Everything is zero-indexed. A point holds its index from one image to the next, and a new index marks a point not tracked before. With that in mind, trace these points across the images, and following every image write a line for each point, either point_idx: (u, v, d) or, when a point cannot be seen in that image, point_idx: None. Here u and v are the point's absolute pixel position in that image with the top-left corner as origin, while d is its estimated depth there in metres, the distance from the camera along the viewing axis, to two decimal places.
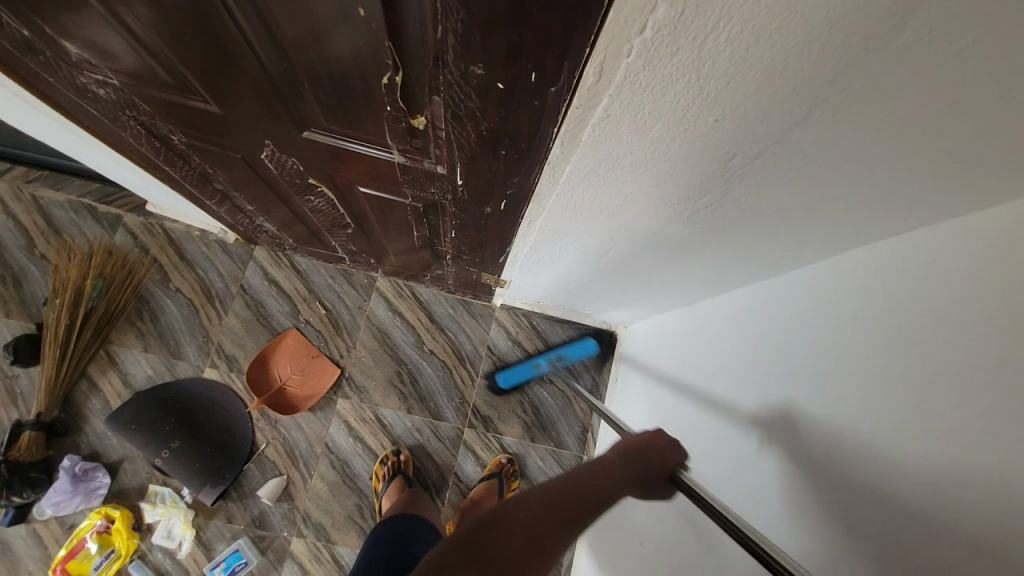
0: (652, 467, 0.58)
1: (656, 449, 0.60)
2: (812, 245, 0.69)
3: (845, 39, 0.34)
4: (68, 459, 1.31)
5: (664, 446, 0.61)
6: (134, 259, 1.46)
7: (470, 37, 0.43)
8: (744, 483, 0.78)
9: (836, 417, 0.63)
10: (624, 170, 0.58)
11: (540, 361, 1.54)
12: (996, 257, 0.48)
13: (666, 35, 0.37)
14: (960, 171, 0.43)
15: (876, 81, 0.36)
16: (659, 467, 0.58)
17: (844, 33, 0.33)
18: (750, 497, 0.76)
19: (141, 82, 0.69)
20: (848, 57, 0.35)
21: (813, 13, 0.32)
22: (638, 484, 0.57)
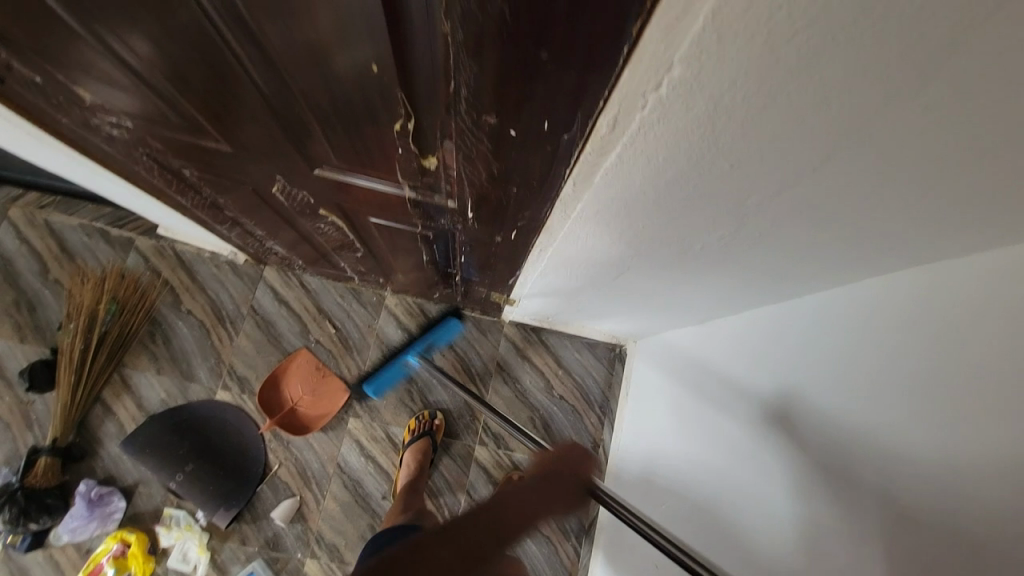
0: (575, 482, 0.74)
1: (576, 462, 0.75)
2: (830, 272, 0.68)
3: (869, 94, 0.33)
4: (83, 483, 1.33)
5: (581, 456, 0.77)
6: (145, 282, 1.47)
7: (481, 92, 0.43)
8: (768, 510, 0.78)
9: (866, 440, 0.65)
10: (637, 209, 0.58)
11: (409, 358, 1.49)
12: (998, 277, 0.54)
13: (682, 91, 0.37)
14: (992, 197, 0.42)
15: (902, 129, 0.35)
16: (582, 477, 0.75)
17: (868, 90, 0.33)
18: (771, 523, 0.77)
19: (154, 125, 0.70)
20: (872, 111, 0.34)
21: (836, 73, 0.32)
22: (563, 500, 0.72)
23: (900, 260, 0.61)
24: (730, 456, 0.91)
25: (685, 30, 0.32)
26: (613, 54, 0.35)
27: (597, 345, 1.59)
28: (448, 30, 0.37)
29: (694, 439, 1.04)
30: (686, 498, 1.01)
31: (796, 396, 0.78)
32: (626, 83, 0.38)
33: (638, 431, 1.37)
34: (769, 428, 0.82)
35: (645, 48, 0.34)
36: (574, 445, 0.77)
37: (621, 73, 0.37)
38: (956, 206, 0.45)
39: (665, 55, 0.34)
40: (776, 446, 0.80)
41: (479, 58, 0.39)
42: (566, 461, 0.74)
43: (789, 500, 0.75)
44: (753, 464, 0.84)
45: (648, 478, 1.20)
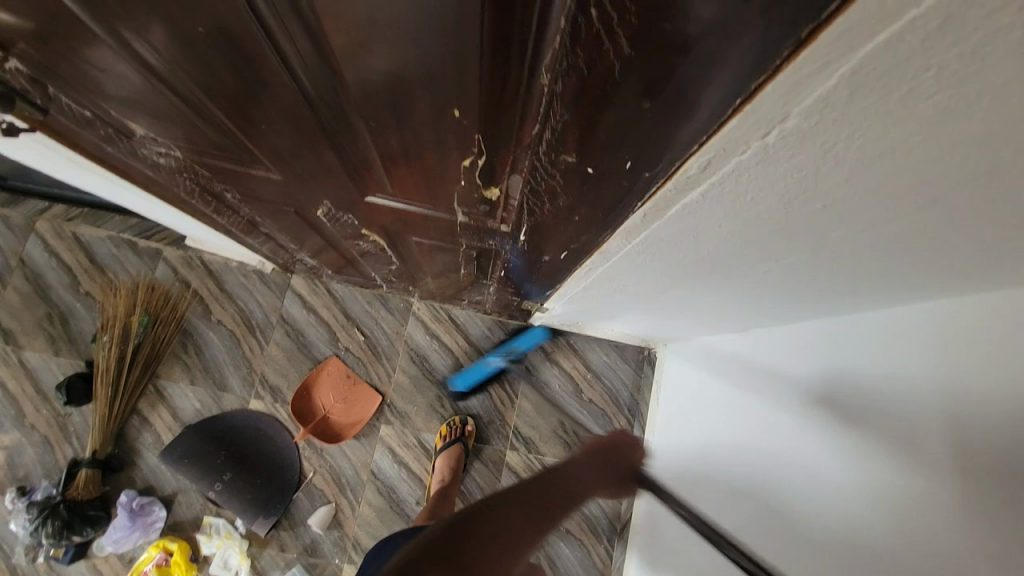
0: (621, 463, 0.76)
1: (624, 448, 0.78)
2: (899, 292, 0.66)
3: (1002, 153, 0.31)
4: (125, 494, 1.36)
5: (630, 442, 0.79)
6: (175, 293, 1.47)
7: (566, 135, 0.42)
8: (840, 524, 0.77)
9: (921, 430, 0.68)
10: (707, 239, 0.56)
11: (492, 358, 1.52)
12: None
13: (791, 142, 0.35)
14: None
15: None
16: (627, 461, 0.77)
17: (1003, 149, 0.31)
18: (840, 527, 0.77)
19: (201, 153, 0.67)
20: (1000, 166, 0.32)
21: (974, 135, 0.30)
22: (609, 480, 0.75)
23: (977, 282, 0.59)
24: (789, 466, 0.90)
25: (813, 88, 0.30)
26: (723, 102, 0.34)
27: (626, 348, 1.58)
28: (545, 82, 0.36)
29: (741, 445, 1.04)
30: (743, 505, 0.99)
31: (846, 403, 0.81)
32: (729, 131, 0.36)
33: (672, 435, 1.37)
34: (833, 436, 0.83)
35: (761, 102, 0.32)
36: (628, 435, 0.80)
37: (727, 121, 0.35)
38: None
39: (782, 110, 0.32)
40: (834, 451, 0.81)
41: (573, 107, 0.38)
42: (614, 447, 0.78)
43: (855, 501, 0.76)
44: (811, 467, 0.85)
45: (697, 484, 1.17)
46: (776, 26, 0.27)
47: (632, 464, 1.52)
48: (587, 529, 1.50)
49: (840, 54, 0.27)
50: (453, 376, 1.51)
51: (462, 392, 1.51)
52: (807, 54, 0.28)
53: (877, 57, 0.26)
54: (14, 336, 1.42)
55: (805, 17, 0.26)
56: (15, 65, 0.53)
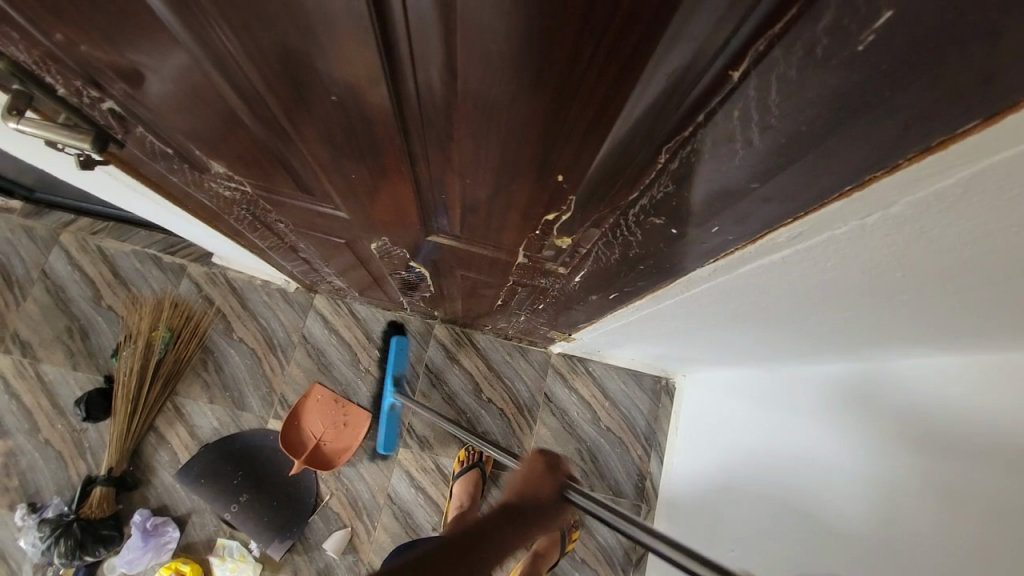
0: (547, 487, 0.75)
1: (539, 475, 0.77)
2: (941, 348, 0.67)
3: None
4: (139, 514, 1.35)
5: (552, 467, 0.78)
6: (198, 310, 1.47)
7: (664, 203, 0.45)
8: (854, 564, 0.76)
9: (968, 446, 0.66)
10: (767, 293, 0.58)
11: (390, 400, 1.46)
12: None
13: (890, 225, 0.37)
14: None
15: None
16: (549, 488, 0.75)
17: None
18: (863, 531, 0.76)
19: (271, 191, 0.70)
20: None
21: None
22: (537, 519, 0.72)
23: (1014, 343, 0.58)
24: (804, 496, 0.89)
25: (927, 185, 0.32)
26: (833, 187, 0.36)
27: (644, 376, 1.59)
28: (663, 160, 0.38)
29: (765, 461, 1.03)
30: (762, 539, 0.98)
31: (863, 434, 0.82)
32: (831, 210, 0.38)
33: (691, 467, 1.37)
34: (849, 472, 0.82)
35: (872, 190, 0.34)
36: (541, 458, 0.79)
37: (831, 202, 0.37)
38: None
39: (890, 199, 0.34)
40: (845, 483, 0.82)
41: (682, 181, 0.41)
42: (531, 476, 0.77)
43: (879, 507, 0.75)
44: (834, 479, 0.84)
45: (717, 504, 1.16)
46: (907, 137, 0.29)
47: (647, 494, 1.51)
48: (601, 559, 1.49)
49: (958, 165, 0.29)
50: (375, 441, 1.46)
51: (388, 452, 1.46)
52: (931, 157, 0.29)
53: (994, 169, 0.28)
54: (33, 349, 1.41)
55: (937, 132, 0.28)
56: (110, 106, 0.55)
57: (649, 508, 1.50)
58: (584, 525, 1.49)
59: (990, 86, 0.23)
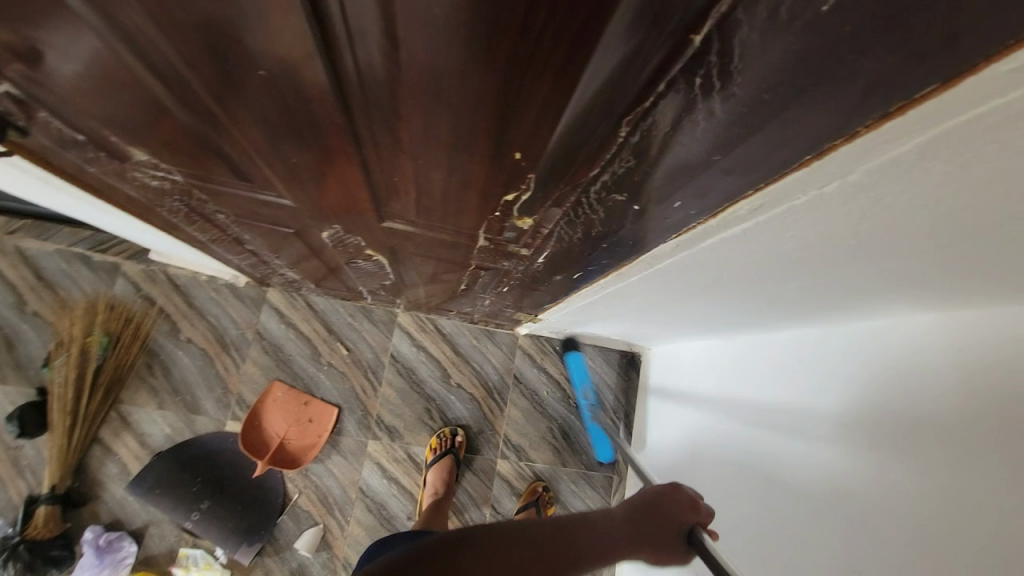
0: (670, 524, 0.65)
1: (675, 504, 0.67)
2: (894, 310, 0.70)
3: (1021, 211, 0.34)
4: (90, 531, 1.27)
5: (686, 505, 0.67)
6: (138, 311, 1.37)
7: (626, 178, 0.43)
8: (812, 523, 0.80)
9: (917, 401, 0.68)
10: (728, 265, 0.59)
11: (591, 408, 1.53)
12: None
13: (848, 193, 0.37)
14: None
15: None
16: (677, 520, 0.65)
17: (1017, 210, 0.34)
18: (833, 486, 0.78)
19: (204, 180, 0.64)
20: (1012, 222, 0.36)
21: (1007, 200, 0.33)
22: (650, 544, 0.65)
23: (969, 299, 0.59)
24: (773, 460, 0.93)
25: (883, 152, 0.32)
26: (793, 156, 0.35)
27: (611, 351, 1.61)
28: (623, 134, 0.37)
29: (737, 427, 1.05)
30: (736, 504, 1.01)
31: (817, 395, 0.86)
32: (791, 180, 0.38)
33: (660, 437, 1.40)
34: (807, 436, 0.85)
35: (831, 158, 0.34)
36: (681, 494, 0.68)
37: (791, 171, 0.37)
38: None
39: (848, 166, 0.34)
40: (806, 447, 0.85)
41: (642, 155, 0.39)
42: (661, 504, 0.67)
43: (844, 462, 0.77)
44: (802, 440, 0.86)
45: (691, 470, 1.19)
46: (869, 101, 0.28)
47: (619, 466, 1.55)
48: None
49: (917, 129, 0.29)
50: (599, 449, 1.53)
51: (603, 460, 1.53)
52: (889, 125, 0.29)
53: (949, 135, 0.28)
54: None
55: (896, 96, 0.27)
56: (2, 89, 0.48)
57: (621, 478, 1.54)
58: (559, 501, 1.51)
59: (951, 48, 0.22)
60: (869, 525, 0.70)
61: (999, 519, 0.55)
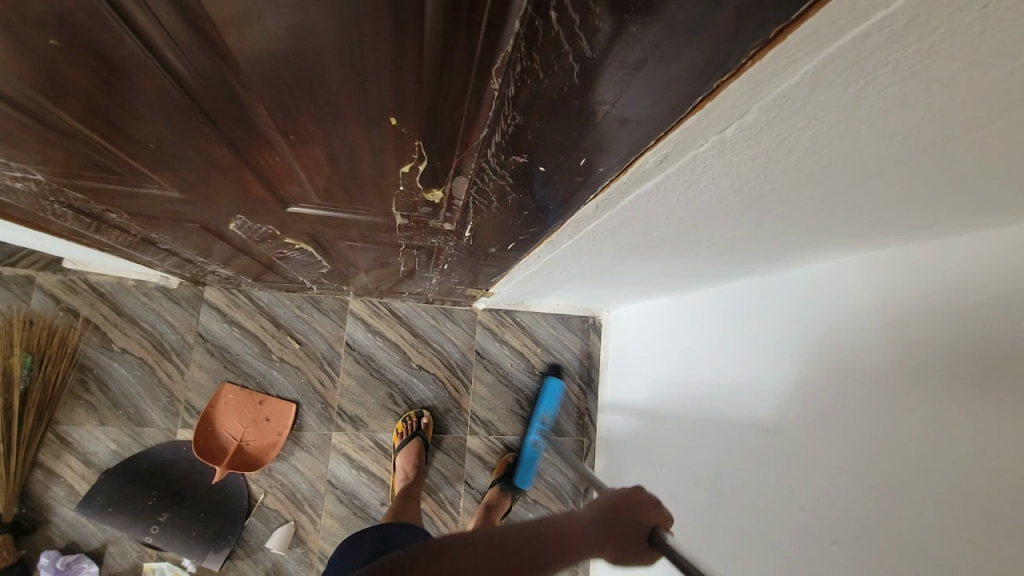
0: (632, 523, 0.58)
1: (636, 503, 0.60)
2: (836, 252, 0.70)
3: (926, 136, 0.32)
4: (45, 557, 1.21)
5: (647, 503, 0.60)
6: (61, 325, 1.27)
7: (519, 138, 0.39)
8: (773, 471, 0.82)
9: (864, 342, 0.69)
10: (657, 223, 0.56)
11: (535, 437, 1.50)
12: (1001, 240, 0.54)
13: (747, 135, 0.35)
14: (1006, 201, 0.44)
15: (945, 161, 0.36)
16: (639, 521, 0.59)
17: (921, 135, 0.32)
18: (793, 441, 0.79)
19: (72, 178, 0.56)
20: (919, 147, 0.34)
21: (908, 125, 0.31)
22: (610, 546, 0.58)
23: (905, 234, 0.59)
24: (732, 408, 0.94)
25: (774, 85, 0.29)
26: (684, 98, 0.32)
27: (571, 318, 1.60)
28: (496, 86, 0.33)
29: (695, 383, 1.07)
30: (697, 455, 1.04)
31: (772, 343, 0.87)
32: (688, 126, 0.35)
33: (623, 397, 1.42)
34: (763, 382, 0.87)
35: (722, 99, 0.31)
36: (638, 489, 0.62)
37: (687, 116, 0.34)
38: (986, 203, 0.45)
39: (741, 106, 0.31)
40: (763, 393, 0.86)
41: (527, 111, 0.35)
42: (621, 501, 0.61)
43: (802, 413, 0.78)
44: (758, 393, 0.87)
45: (657, 432, 1.21)
46: (745, 23, 0.25)
47: (588, 429, 1.57)
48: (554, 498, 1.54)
49: (803, 55, 0.26)
50: (517, 476, 1.46)
51: (518, 490, 1.46)
52: (772, 53, 0.26)
53: (836, 57, 0.25)
54: None
55: (772, 20, 0.24)
56: None
57: (591, 440, 1.56)
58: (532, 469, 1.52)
59: None
60: (826, 466, 0.72)
61: (958, 476, 0.55)
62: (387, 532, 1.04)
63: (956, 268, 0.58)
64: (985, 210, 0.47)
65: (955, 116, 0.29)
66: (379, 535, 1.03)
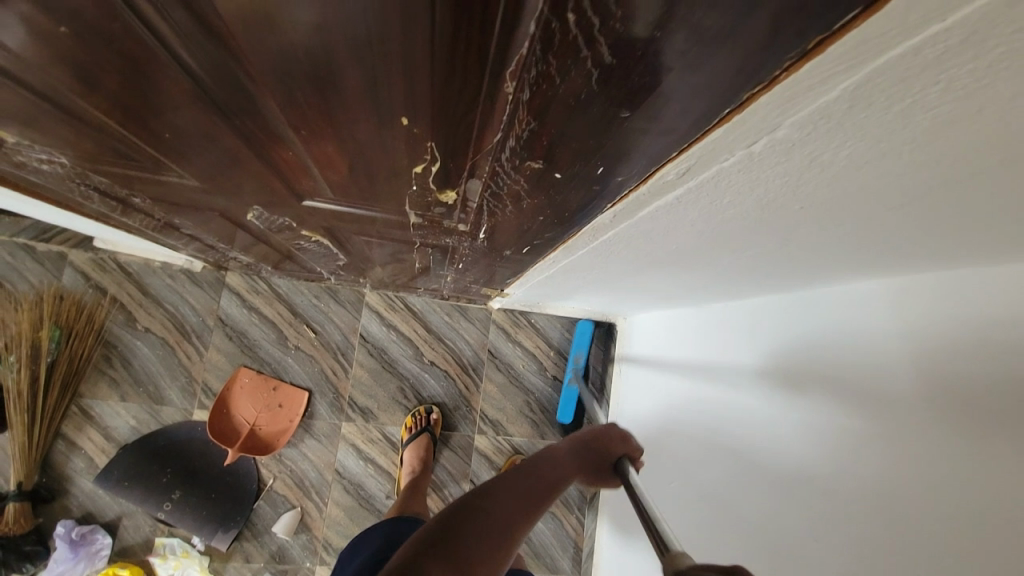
0: (606, 454, 0.71)
1: (608, 438, 0.73)
2: (863, 274, 0.66)
3: (978, 160, 0.29)
4: (62, 525, 1.26)
5: (616, 438, 0.73)
6: (89, 302, 1.32)
7: (534, 142, 0.38)
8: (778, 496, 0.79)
9: (882, 371, 0.66)
10: (675, 235, 0.54)
11: (569, 377, 1.51)
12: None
13: (778, 151, 0.32)
14: None
15: (998, 187, 0.32)
16: (609, 450, 0.72)
17: (974, 159, 0.29)
18: (804, 471, 0.75)
19: (95, 163, 0.57)
20: (971, 172, 0.31)
21: (951, 148, 0.28)
22: (587, 471, 0.70)
23: (934, 262, 0.55)
24: (742, 431, 0.91)
25: (810, 101, 0.26)
26: (711, 110, 0.30)
27: (587, 323, 1.58)
28: (510, 89, 0.31)
29: (707, 399, 1.04)
30: (705, 472, 1.01)
31: (788, 363, 0.83)
32: (713, 140, 0.33)
33: (634, 407, 1.39)
34: (780, 404, 0.83)
35: (752, 112, 0.29)
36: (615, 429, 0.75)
37: (712, 129, 0.32)
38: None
39: (773, 121, 0.29)
40: (775, 415, 0.83)
41: (542, 115, 0.34)
42: (599, 436, 0.73)
43: (818, 444, 0.73)
44: (772, 413, 0.84)
45: (666, 445, 1.18)
46: (782, 30, 0.23)
47: None
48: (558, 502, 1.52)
49: (847, 68, 0.23)
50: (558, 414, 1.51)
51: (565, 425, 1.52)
52: (809, 66, 0.24)
53: (885, 71, 0.22)
54: None
55: (813, 28, 0.22)
56: None
57: None
58: None
59: None
60: (833, 495, 0.69)
61: (968, 513, 0.51)
62: (394, 530, 1.03)
63: (983, 299, 0.55)
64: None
65: (1010, 141, 0.26)
66: (385, 531, 1.03)
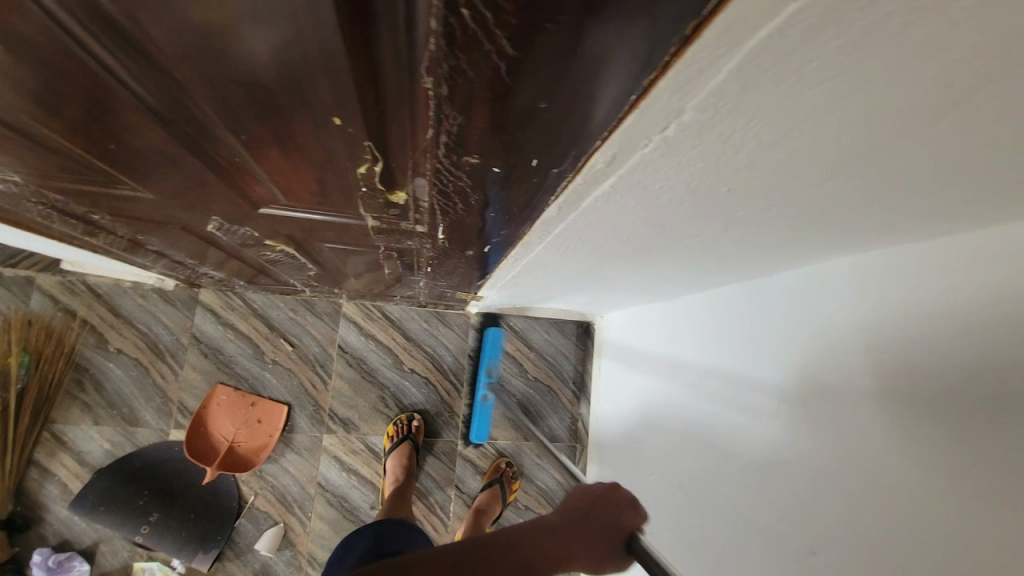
0: (612, 528, 0.57)
1: (615, 508, 0.59)
2: (817, 256, 0.69)
3: (868, 134, 0.32)
4: (38, 554, 1.23)
5: (623, 505, 0.60)
6: (59, 325, 1.30)
7: (465, 136, 0.39)
8: (755, 480, 0.81)
9: (841, 350, 0.69)
10: (623, 225, 0.56)
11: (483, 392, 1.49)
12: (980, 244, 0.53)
13: (689, 134, 0.34)
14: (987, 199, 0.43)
15: (896, 159, 0.35)
16: (617, 525, 0.58)
17: (864, 133, 0.32)
18: (780, 455, 0.76)
19: (46, 180, 0.57)
20: (868, 146, 0.33)
21: (842, 124, 0.31)
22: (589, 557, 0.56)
23: (876, 238, 0.58)
24: (716, 418, 0.93)
25: (703, 83, 0.28)
26: (621, 97, 0.32)
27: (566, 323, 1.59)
28: (429, 85, 0.32)
29: (682, 391, 1.06)
30: (684, 463, 1.02)
31: (756, 348, 0.85)
32: (629, 126, 0.35)
33: (615, 403, 1.40)
34: (749, 388, 0.85)
35: (656, 97, 0.31)
36: (622, 492, 0.61)
37: (625, 116, 0.34)
38: (951, 204, 0.44)
39: (677, 105, 0.31)
40: (745, 400, 0.85)
41: (466, 109, 0.35)
42: (603, 503, 0.59)
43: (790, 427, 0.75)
44: (744, 399, 0.86)
45: (646, 438, 1.19)
46: (659, 18, 0.24)
47: (581, 434, 1.56)
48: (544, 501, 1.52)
49: (723, 50, 0.25)
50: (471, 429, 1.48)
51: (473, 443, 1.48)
52: (693, 50, 0.26)
53: (757, 50, 0.24)
54: None
55: (686, 14, 0.24)
56: None
57: (583, 446, 1.55)
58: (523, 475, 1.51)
59: None
60: (807, 475, 0.71)
61: (947, 486, 0.53)
62: (381, 530, 1.03)
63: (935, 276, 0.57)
64: (959, 212, 0.46)
65: (888, 113, 0.29)
66: (374, 531, 1.04)
